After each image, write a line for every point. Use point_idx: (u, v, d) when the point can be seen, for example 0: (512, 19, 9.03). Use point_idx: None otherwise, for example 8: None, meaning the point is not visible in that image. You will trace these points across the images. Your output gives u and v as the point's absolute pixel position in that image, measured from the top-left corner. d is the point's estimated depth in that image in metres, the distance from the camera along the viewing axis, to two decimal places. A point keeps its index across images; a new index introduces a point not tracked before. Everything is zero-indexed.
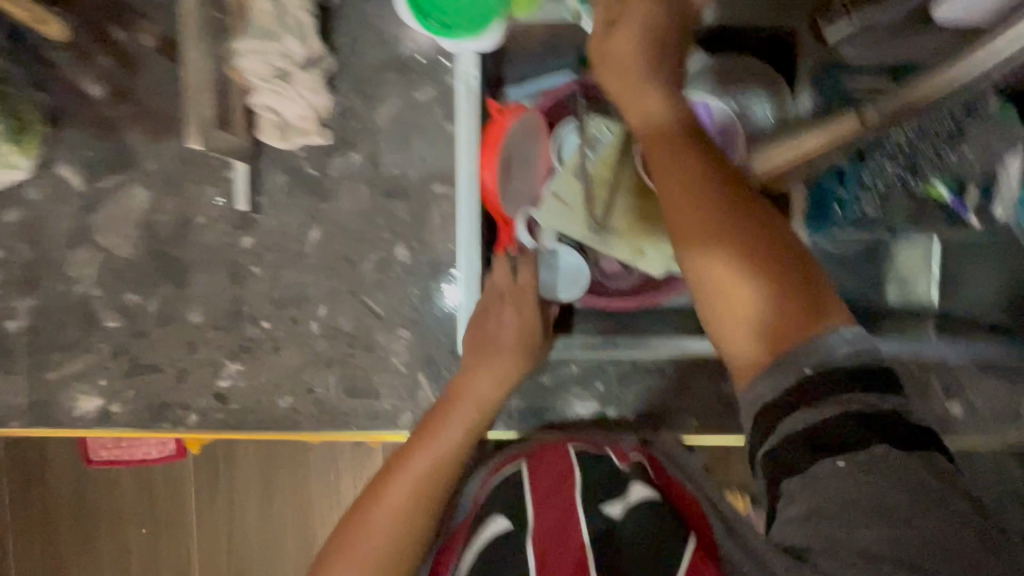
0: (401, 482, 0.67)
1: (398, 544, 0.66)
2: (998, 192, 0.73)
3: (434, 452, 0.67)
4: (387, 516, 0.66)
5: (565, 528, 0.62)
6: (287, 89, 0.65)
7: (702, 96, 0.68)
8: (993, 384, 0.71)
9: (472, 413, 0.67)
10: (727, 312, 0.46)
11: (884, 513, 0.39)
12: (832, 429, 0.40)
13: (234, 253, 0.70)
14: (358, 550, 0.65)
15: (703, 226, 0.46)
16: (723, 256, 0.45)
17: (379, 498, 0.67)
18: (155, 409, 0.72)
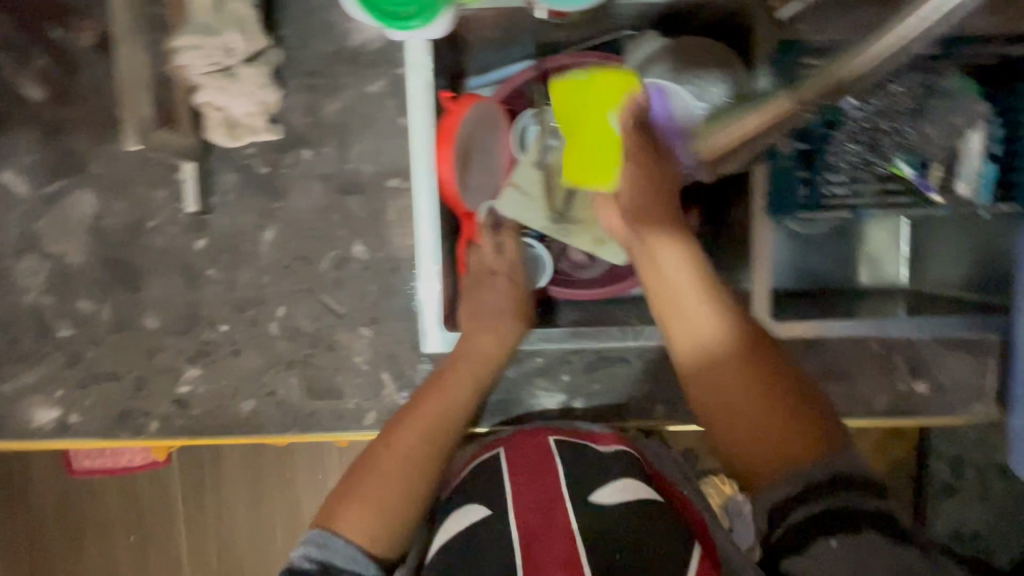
0: (412, 433, 0.63)
1: (406, 496, 0.61)
2: (962, 168, 0.73)
3: (443, 406, 0.64)
4: (398, 467, 0.61)
5: (551, 521, 0.57)
6: (232, 85, 0.63)
7: (657, 81, 0.67)
8: (958, 361, 0.71)
9: (479, 369, 0.67)
10: (680, 318, 0.56)
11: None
12: (828, 514, 0.46)
13: (188, 255, 0.69)
14: (367, 498, 0.59)
15: (711, 364, 0.53)
16: (735, 395, 0.52)
17: (385, 451, 0.62)
18: (115, 417, 0.70)
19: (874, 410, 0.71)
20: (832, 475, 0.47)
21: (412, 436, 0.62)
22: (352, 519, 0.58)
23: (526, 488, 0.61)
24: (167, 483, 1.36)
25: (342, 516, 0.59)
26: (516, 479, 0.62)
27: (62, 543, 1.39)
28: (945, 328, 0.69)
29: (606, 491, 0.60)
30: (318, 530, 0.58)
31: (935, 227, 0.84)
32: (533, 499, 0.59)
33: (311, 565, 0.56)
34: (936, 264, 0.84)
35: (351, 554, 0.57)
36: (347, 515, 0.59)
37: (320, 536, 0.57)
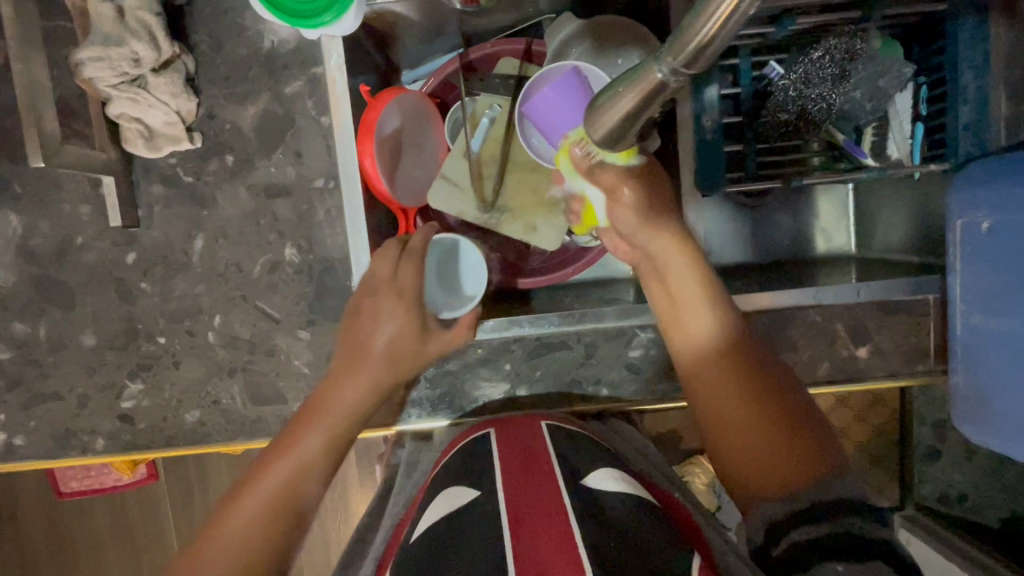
0: (257, 494, 0.61)
1: (250, 563, 0.59)
2: (890, 129, 0.76)
3: (294, 462, 0.63)
4: (245, 528, 0.60)
5: (540, 499, 0.54)
6: (143, 95, 0.63)
7: (573, 61, 0.64)
8: (898, 323, 0.71)
9: (333, 421, 0.64)
10: (676, 330, 0.63)
11: (836, 547, 0.47)
12: (814, 509, 0.52)
13: (120, 269, 0.69)
14: (209, 564, 0.59)
15: (717, 380, 0.61)
16: (739, 407, 0.60)
17: (230, 515, 0.61)
18: (61, 437, 0.70)
19: (817, 378, 0.72)
20: (833, 499, 0.52)
21: (255, 499, 0.61)
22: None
23: (517, 474, 0.58)
24: (153, 499, 1.36)
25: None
26: (506, 469, 0.59)
27: (54, 567, 1.39)
28: (888, 293, 0.69)
29: (598, 478, 0.58)
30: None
31: (877, 193, 0.85)
32: (524, 481, 0.57)
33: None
34: (880, 229, 0.85)
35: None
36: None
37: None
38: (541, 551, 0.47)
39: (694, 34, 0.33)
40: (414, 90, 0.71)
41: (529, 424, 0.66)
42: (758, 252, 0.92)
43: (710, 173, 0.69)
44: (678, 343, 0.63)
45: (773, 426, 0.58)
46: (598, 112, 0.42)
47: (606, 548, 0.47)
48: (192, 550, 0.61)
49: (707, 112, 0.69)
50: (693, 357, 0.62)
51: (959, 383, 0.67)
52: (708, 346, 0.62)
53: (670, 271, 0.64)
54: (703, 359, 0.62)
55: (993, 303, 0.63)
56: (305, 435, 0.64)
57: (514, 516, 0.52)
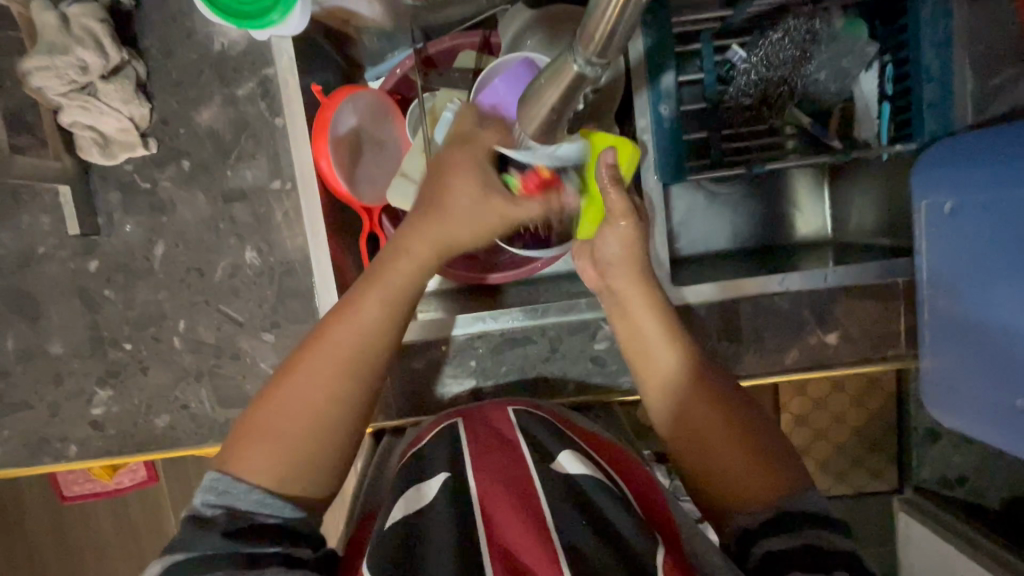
0: (319, 369, 0.57)
1: (315, 445, 0.55)
2: (855, 114, 0.74)
3: (354, 333, 0.58)
4: (306, 408, 0.55)
5: (512, 496, 0.53)
6: (93, 102, 0.62)
7: (524, 52, 0.64)
8: (869, 307, 0.70)
9: (398, 290, 0.60)
10: (641, 359, 0.64)
11: (802, 555, 0.49)
12: (780, 513, 0.53)
13: (83, 278, 0.69)
14: (271, 438, 0.54)
15: (687, 408, 0.61)
16: (709, 430, 0.60)
17: (282, 396, 0.56)
18: (35, 445, 0.71)
19: (785, 366, 0.71)
20: (799, 512, 0.53)
21: (320, 366, 0.57)
22: (250, 463, 0.54)
23: (487, 462, 0.58)
24: (153, 501, 1.38)
25: (254, 461, 0.54)
26: (474, 457, 0.59)
27: (60, 568, 1.41)
28: (858, 276, 0.69)
29: (571, 463, 0.57)
30: (220, 472, 0.53)
31: (848, 174, 0.84)
32: (495, 473, 0.56)
33: (211, 511, 0.51)
34: (855, 211, 0.83)
35: (256, 499, 0.52)
36: (257, 459, 0.54)
37: (223, 480, 0.52)
38: (520, 544, 0.48)
39: (598, 24, 0.32)
40: (370, 89, 0.71)
41: (499, 409, 0.66)
42: (733, 238, 0.91)
43: (670, 162, 0.68)
44: (644, 375, 0.64)
45: (739, 446, 0.58)
46: (529, 104, 0.42)
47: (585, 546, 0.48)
48: (242, 429, 0.56)
49: (665, 100, 0.67)
50: (660, 389, 0.63)
51: (930, 367, 0.66)
52: (676, 375, 0.62)
53: (633, 306, 0.63)
54: (671, 387, 0.62)
55: (956, 283, 0.62)
56: (365, 307, 0.59)
57: (488, 510, 0.52)
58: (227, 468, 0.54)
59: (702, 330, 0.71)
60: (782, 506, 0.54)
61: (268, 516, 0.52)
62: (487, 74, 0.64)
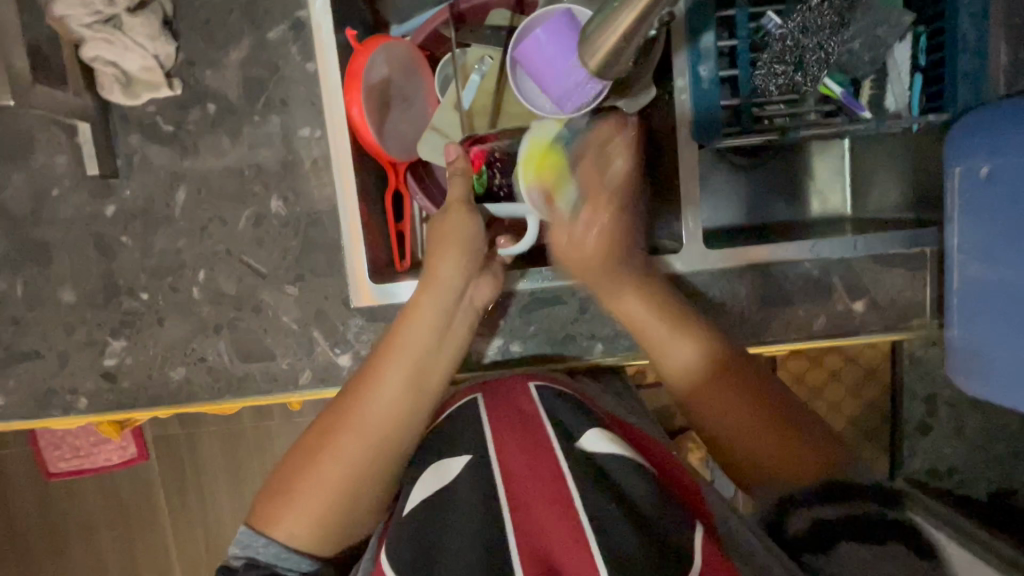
0: (344, 439, 0.58)
1: (337, 512, 0.57)
2: (889, 80, 0.73)
3: (382, 404, 0.59)
4: (330, 478, 0.57)
5: (540, 475, 0.51)
6: (119, 36, 0.61)
7: (565, 4, 0.62)
8: (894, 276, 0.71)
9: (417, 360, 0.61)
10: (655, 346, 0.65)
11: (856, 531, 0.49)
12: (835, 492, 0.53)
13: (98, 223, 0.67)
14: (293, 501, 0.57)
15: (715, 398, 0.62)
16: (738, 412, 0.61)
17: (316, 462, 0.57)
18: (43, 397, 0.68)
19: (813, 333, 0.72)
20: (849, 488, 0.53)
21: (352, 437, 0.58)
22: (284, 525, 0.56)
23: (506, 441, 0.56)
24: (144, 477, 1.34)
25: (276, 520, 0.56)
26: (498, 437, 0.57)
27: (47, 543, 1.37)
28: (884, 245, 0.70)
29: (594, 441, 0.55)
30: (249, 524, 0.57)
31: (871, 149, 0.84)
32: (515, 452, 0.55)
33: (239, 560, 0.57)
34: (877, 187, 0.84)
35: (275, 552, 0.56)
36: (281, 521, 0.56)
37: (247, 534, 0.57)
38: (545, 532, 0.46)
39: None
40: (403, 40, 0.69)
41: (520, 387, 0.65)
42: (755, 215, 0.90)
43: (704, 120, 0.67)
44: (663, 360, 0.65)
45: (768, 425, 0.60)
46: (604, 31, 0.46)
47: (614, 520, 0.46)
48: (275, 486, 0.58)
49: (704, 61, 0.67)
50: (684, 372, 0.64)
51: (956, 336, 0.67)
52: (700, 365, 0.63)
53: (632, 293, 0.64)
54: (697, 380, 0.63)
55: (988, 252, 0.62)
56: (386, 379, 0.60)
57: (512, 492, 0.51)
58: (255, 519, 0.57)
59: (730, 296, 0.71)
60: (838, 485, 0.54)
61: (286, 568, 0.56)
62: (528, 24, 0.63)
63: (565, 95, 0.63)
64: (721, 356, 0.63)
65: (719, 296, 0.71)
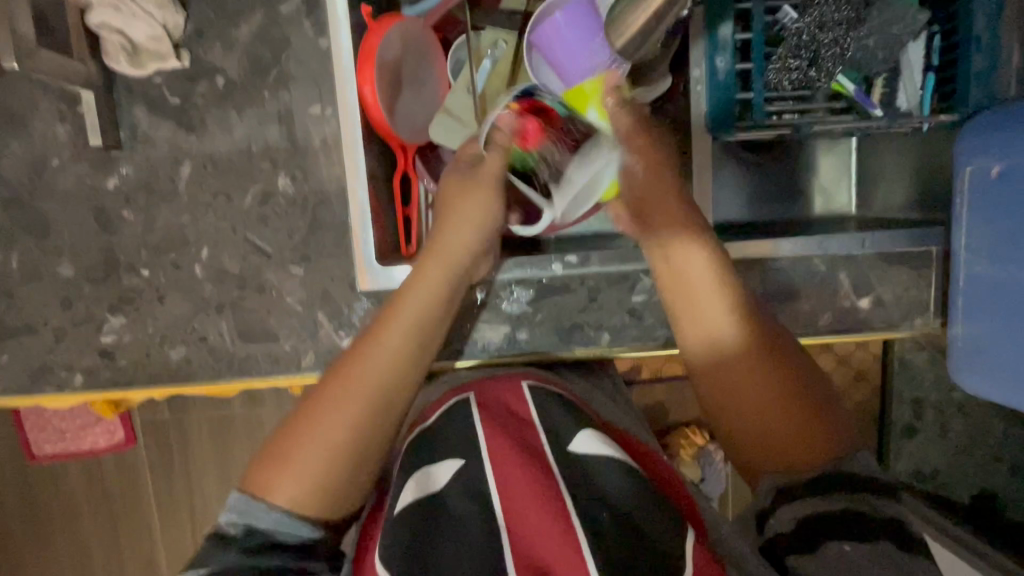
0: (343, 395, 0.56)
1: (339, 476, 0.54)
2: (901, 79, 0.74)
3: (385, 359, 0.58)
4: (333, 435, 0.54)
5: (530, 472, 0.52)
6: (127, 3, 0.60)
7: None
8: (900, 275, 0.71)
9: (421, 316, 0.60)
10: (689, 311, 0.59)
11: (848, 531, 0.48)
12: (819, 482, 0.52)
13: (99, 195, 0.65)
14: (294, 463, 0.53)
15: (735, 378, 0.57)
16: (762, 399, 0.55)
17: (316, 420, 0.55)
18: (36, 372, 0.67)
19: (818, 329, 0.72)
20: (843, 477, 0.51)
21: (355, 393, 0.56)
22: (283, 487, 0.53)
23: (498, 435, 0.56)
24: (131, 461, 1.31)
25: (278, 483, 0.53)
26: (489, 434, 0.56)
27: (28, 526, 1.35)
28: (891, 244, 0.70)
29: (584, 442, 0.55)
30: (244, 491, 0.53)
31: (879, 148, 0.84)
32: (509, 448, 0.54)
33: (236, 529, 0.52)
34: (882, 187, 0.84)
35: (276, 518, 0.52)
36: (280, 484, 0.53)
37: (243, 500, 0.53)
38: (537, 535, 0.47)
39: None
40: (416, 18, 0.68)
41: (511, 383, 0.64)
42: (760, 212, 0.89)
43: (721, 111, 0.67)
44: (688, 326, 0.59)
45: (793, 411, 0.55)
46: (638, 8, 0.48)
47: (601, 525, 0.48)
48: (272, 448, 0.55)
49: (722, 52, 0.66)
50: (705, 346, 0.58)
51: (960, 335, 0.68)
52: (725, 346, 0.57)
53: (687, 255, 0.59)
54: (720, 360, 0.57)
55: (997, 250, 0.62)
56: (389, 336, 0.59)
57: (505, 491, 0.51)
58: (252, 487, 0.54)
59: None
60: (824, 473, 0.52)
61: (287, 536, 0.52)
62: (547, 6, 0.62)
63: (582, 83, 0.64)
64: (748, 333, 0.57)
65: None
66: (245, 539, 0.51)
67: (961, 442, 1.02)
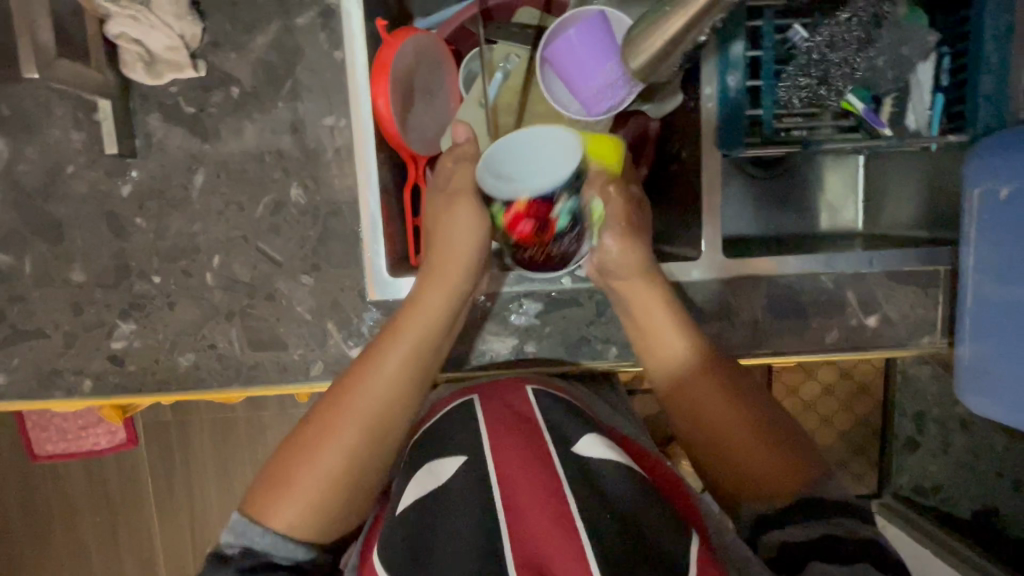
0: (340, 421, 0.56)
1: (336, 500, 0.54)
2: (909, 99, 0.74)
3: (384, 383, 0.58)
4: (328, 462, 0.54)
5: (533, 473, 0.50)
6: (146, 15, 0.61)
7: (597, 5, 0.62)
8: (906, 293, 0.72)
9: (418, 345, 0.60)
10: (650, 346, 0.63)
11: (829, 550, 0.48)
12: (797, 506, 0.53)
13: (112, 202, 0.66)
14: (290, 488, 0.54)
15: (698, 403, 0.60)
16: (719, 421, 0.58)
17: (315, 445, 0.55)
18: (45, 377, 0.67)
19: (825, 346, 0.72)
20: (818, 503, 0.53)
21: (353, 416, 0.56)
22: (281, 512, 0.53)
23: (505, 442, 0.54)
24: (133, 463, 1.31)
25: (275, 508, 0.53)
26: (494, 438, 0.55)
27: (28, 526, 1.35)
28: (900, 262, 0.70)
29: (589, 446, 0.54)
30: (243, 513, 0.54)
31: (886, 166, 0.85)
32: (514, 455, 0.52)
33: (233, 549, 0.52)
34: (889, 204, 0.84)
35: (273, 542, 0.52)
36: (281, 508, 0.53)
37: (242, 523, 0.53)
38: (538, 537, 0.45)
39: None
40: (431, 32, 0.68)
41: (516, 385, 0.64)
42: (766, 226, 0.90)
43: (732, 129, 0.68)
44: (652, 354, 0.63)
45: (755, 436, 0.57)
46: (656, 29, 0.49)
47: (605, 526, 0.45)
48: (270, 470, 0.55)
49: (732, 70, 0.67)
50: (669, 374, 0.62)
51: (966, 355, 0.67)
52: (686, 368, 0.61)
53: (638, 295, 0.62)
54: (681, 383, 0.61)
55: (1006, 271, 0.62)
56: (387, 360, 0.59)
57: (508, 491, 0.49)
58: (249, 510, 0.54)
59: (744, 305, 0.71)
60: (802, 499, 0.54)
61: (285, 558, 0.53)
62: (560, 23, 0.62)
63: (594, 97, 0.64)
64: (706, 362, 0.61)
65: (734, 305, 0.71)
66: (244, 557, 0.51)
67: (963, 458, 1.02)
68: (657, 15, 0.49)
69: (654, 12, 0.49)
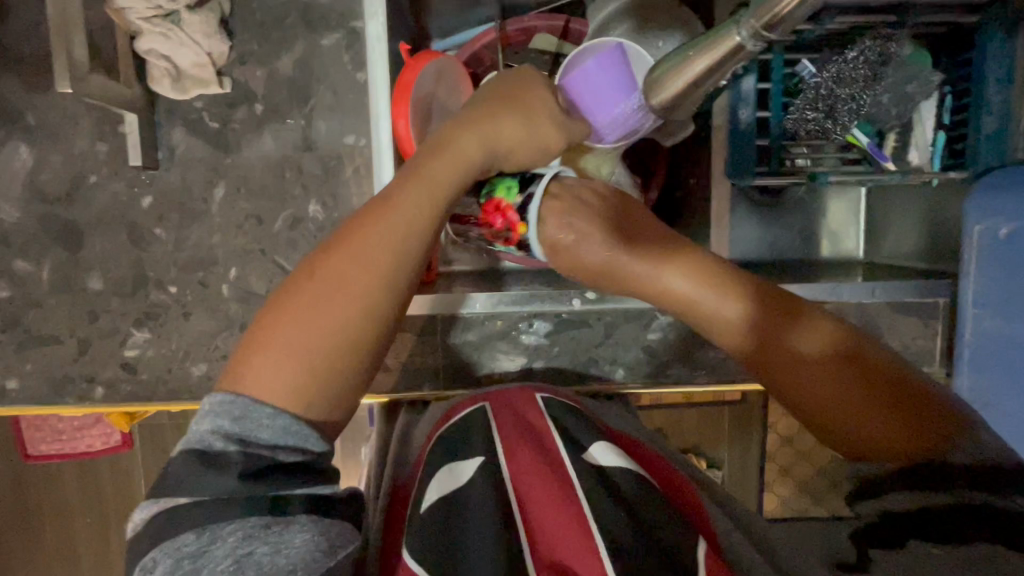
0: (344, 276, 0.46)
1: (327, 367, 0.44)
2: (912, 137, 0.77)
3: (392, 230, 0.48)
4: (328, 322, 0.45)
5: (546, 481, 0.51)
6: (176, 32, 0.62)
7: (614, 38, 0.64)
8: (908, 324, 0.73)
9: (444, 191, 0.51)
10: (703, 318, 0.59)
11: (933, 523, 0.43)
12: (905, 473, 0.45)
13: (133, 212, 0.67)
14: (285, 353, 0.44)
15: (782, 348, 0.54)
16: (816, 369, 0.52)
17: (300, 302, 0.45)
18: (57, 383, 0.68)
19: None
20: (934, 465, 0.45)
21: (352, 265, 0.46)
22: (265, 376, 0.43)
23: (517, 450, 0.55)
24: (129, 465, 1.31)
25: (259, 376, 0.43)
26: (508, 444, 0.56)
27: (19, 529, 1.34)
28: (900, 294, 0.72)
29: (600, 452, 0.55)
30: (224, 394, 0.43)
31: (888, 198, 0.87)
32: (528, 465, 0.53)
33: (223, 442, 0.41)
34: (890, 234, 0.86)
35: (273, 425, 0.42)
36: (263, 373, 0.43)
37: (228, 401, 0.42)
38: (557, 539, 0.46)
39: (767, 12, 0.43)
40: (452, 55, 0.69)
41: (525, 393, 0.63)
42: (770, 251, 0.92)
43: (738, 159, 0.70)
44: (702, 320, 0.59)
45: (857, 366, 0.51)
46: (669, 74, 0.52)
47: (620, 529, 0.46)
48: (254, 335, 0.45)
49: (744, 104, 0.70)
50: (727, 336, 0.57)
51: (965, 386, 0.67)
52: (747, 323, 0.56)
53: (666, 272, 0.60)
54: (740, 339, 0.56)
55: (1006, 306, 0.64)
56: (399, 206, 0.49)
57: (523, 497, 0.51)
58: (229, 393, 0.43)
59: None
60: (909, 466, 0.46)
61: (288, 452, 0.42)
62: (580, 54, 0.65)
63: (611, 125, 0.64)
64: (772, 313, 0.56)
65: None
66: (246, 458, 0.41)
67: None
68: (675, 57, 0.52)
69: (671, 55, 0.52)
